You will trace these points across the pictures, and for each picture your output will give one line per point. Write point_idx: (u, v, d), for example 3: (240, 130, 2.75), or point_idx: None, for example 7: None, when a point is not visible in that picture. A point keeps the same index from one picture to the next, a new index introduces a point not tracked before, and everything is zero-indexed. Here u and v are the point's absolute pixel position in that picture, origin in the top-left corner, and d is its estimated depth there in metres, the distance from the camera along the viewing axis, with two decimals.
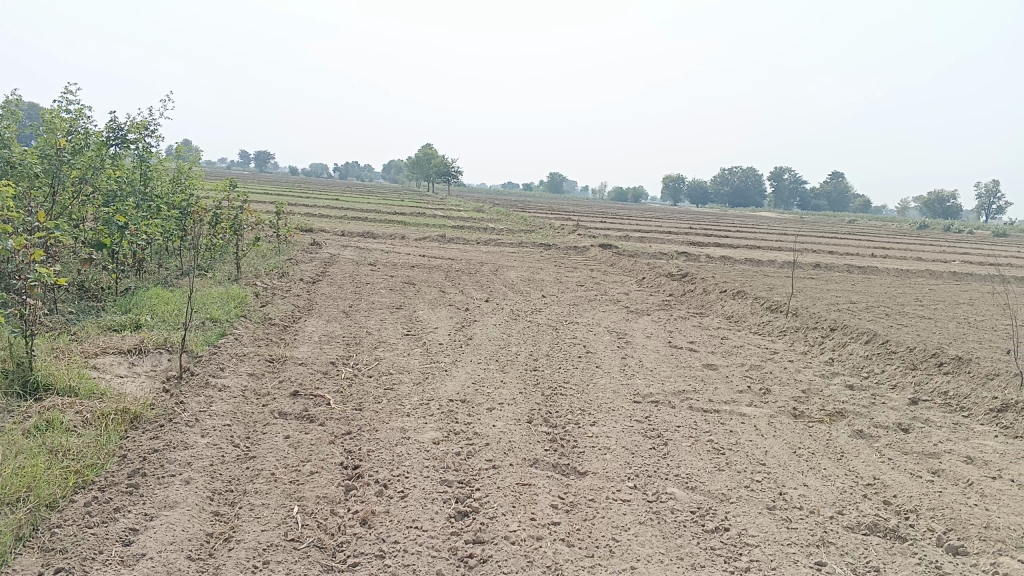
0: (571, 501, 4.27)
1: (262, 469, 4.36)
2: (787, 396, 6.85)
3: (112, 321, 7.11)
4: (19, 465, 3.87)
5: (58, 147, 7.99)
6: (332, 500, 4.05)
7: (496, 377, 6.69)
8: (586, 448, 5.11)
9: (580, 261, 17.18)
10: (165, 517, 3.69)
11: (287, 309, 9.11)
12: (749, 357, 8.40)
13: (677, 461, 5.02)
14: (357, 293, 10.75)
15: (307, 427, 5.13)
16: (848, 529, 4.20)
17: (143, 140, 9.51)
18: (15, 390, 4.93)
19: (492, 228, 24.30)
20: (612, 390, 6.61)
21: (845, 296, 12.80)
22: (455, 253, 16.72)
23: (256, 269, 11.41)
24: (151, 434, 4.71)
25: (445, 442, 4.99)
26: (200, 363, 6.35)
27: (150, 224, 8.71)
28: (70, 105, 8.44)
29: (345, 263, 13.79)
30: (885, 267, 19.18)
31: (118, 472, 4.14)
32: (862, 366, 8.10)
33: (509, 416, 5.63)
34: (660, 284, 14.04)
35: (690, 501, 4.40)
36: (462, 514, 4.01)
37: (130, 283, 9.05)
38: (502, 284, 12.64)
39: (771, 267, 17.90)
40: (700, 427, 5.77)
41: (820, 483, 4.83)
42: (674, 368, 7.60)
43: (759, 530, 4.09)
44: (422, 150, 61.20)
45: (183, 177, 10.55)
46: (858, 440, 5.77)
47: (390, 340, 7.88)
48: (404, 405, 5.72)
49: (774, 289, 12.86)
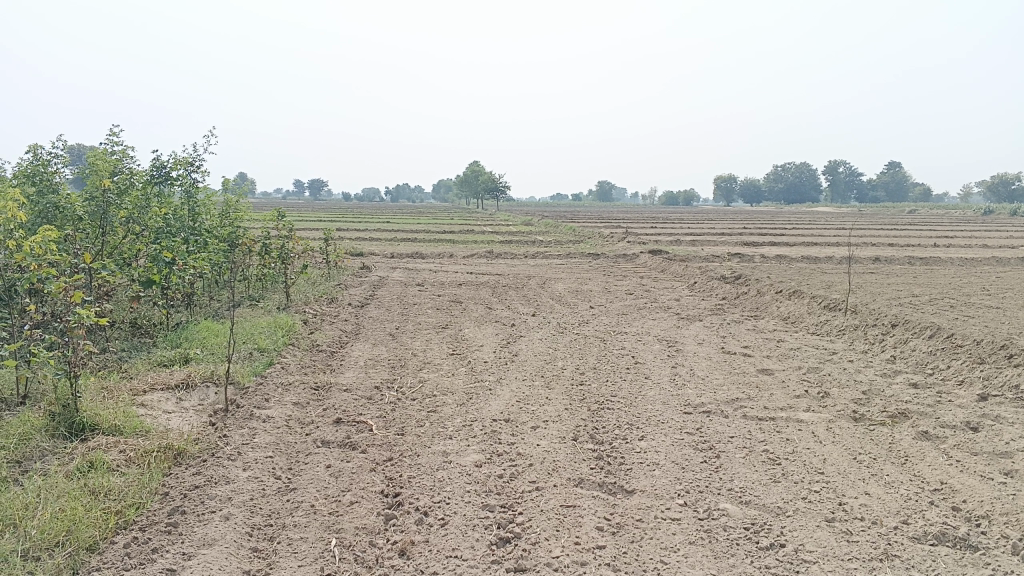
0: (618, 522, 4.11)
1: (302, 502, 4.30)
2: (847, 399, 6.57)
3: (162, 357, 7.18)
4: (59, 508, 3.88)
5: (104, 188, 8.07)
6: (371, 531, 3.97)
7: (542, 394, 6.56)
8: (634, 465, 4.95)
9: (630, 270, 16.94)
10: (203, 556, 3.65)
11: (335, 334, 9.12)
12: (806, 360, 8.10)
13: (730, 473, 4.82)
14: (405, 314, 10.75)
15: (349, 455, 5.07)
16: (914, 540, 3.96)
17: (188, 176, 9.66)
18: (61, 432, 4.98)
19: (540, 241, 24.24)
20: (662, 401, 6.42)
21: (907, 289, 12.37)
22: (503, 268, 16.65)
23: (306, 297, 11.48)
24: (194, 470, 4.71)
25: (488, 464, 4.89)
26: (246, 394, 6.36)
27: (198, 257, 8.82)
28: (114, 146, 8.64)
29: (393, 285, 13.86)
30: (947, 256, 18.51)
31: (159, 510, 4.13)
32: (926, 363, 7.76)
33: (554, 434, 5.50)
34: (712, 287, 13.76)
35: (744, 517, 4.20)
36: (503, 540, 3.88)
37: (181, 317, 9.20)
38: (549, 297, 12.52)
39: (828, 264, 17.41)
40: (754, 437, 5.55)
41: (883, 490, 4.58)
42: (727, 376, 7.36)
43: (817, 545, 3.88)
44: (470, 168, 61.78)
45: (231, 211, 10.68)
46: (923, 442, 5.48)
47: (435, 361, 7.81)
48: (447, 427, 5.63)
49: (833, 287, 12.47)
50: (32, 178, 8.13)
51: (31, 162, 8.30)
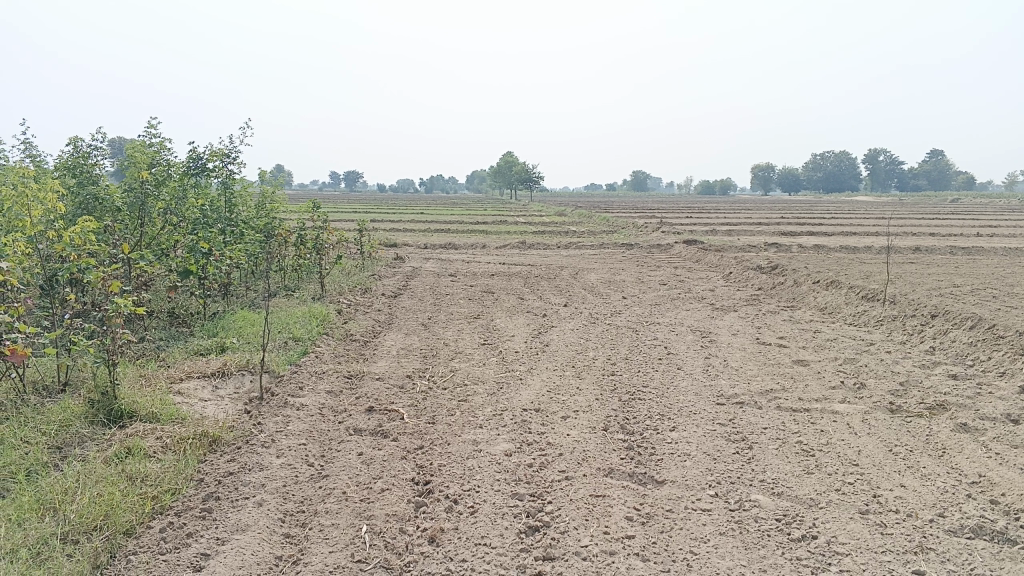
0: (647, 512, 4.09)
1: (334, 488, 4.35)
2: (883, 391, 6.47)
3: (199, 345, 7.29)
4: (97, 493, 3.96)
5: (143, 179, 8.18)
6: (401, 518, 4.00)
7: (573, 384, 6.55)
8: (665, 455, 4.92)
9: (664, 260, 16.82)
10: (236, 541, 3.70)
11: (368, 324, 9.18)
12: (843, 351, 7.99)
13: (763, 465, 4.77)
14: (437, 304, 10.78)
15: (380, 443, 5.11)
16: (950, 533, 3.89)
17: (224, 168, 9.76)
18: (100, 419, 5.08)
19: (573, 231, 24.16)
20: (694, 392, 6.37)
21: (947, 279, 12.13)
22: (536, 259, 16.62)
23: (340, 287, 11.57)
24: (228, 456, 4.78)
25: (517, 453, 4.90)
26: (281, 383, 6.44)
27: (234, 248, 8.91)
28: (153, 138, 8.76)
29: (426, 275, 13.91)
30: (991, 246, 18.08)
31: (194, 496, 4.21)
32: (966, 354, 7.61)
33: (585, 424, 5.49)
34: (748, 277, 13.62)
35: (776, 508, 4.16)
36: (532, 529, 3.89)
37: (218, 307, 9.33)
38: (582, 287, 12.49)
39: (867, 254, 17.13)
40: (788, 428, 5.49)
41: (919, 483, 4.51)
42: (761, 367, 7.28)
43: (851, 537, 3.82)
44: (503, 159, 61.77)
45: (267, 202, 10.80)
46: (962, 434, 5.38)
47: (466, 351, 7.83)
48: (477, 416, 5.65)
49: (871, 277, 12.26)
50: (73, 170, 8.21)
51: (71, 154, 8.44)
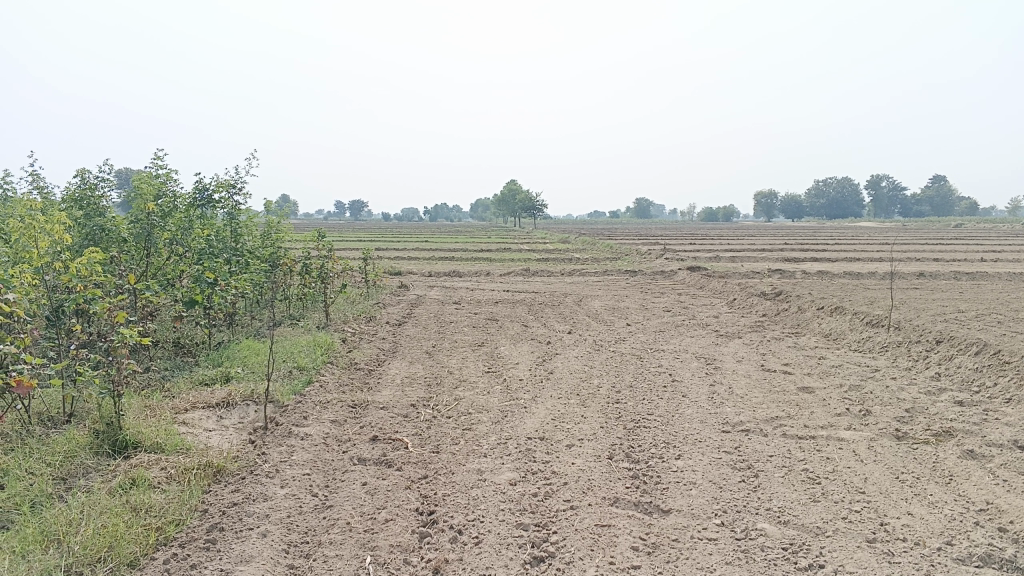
0: (653, 542, 4.07)
1: (339, 519, 4.34)
2: (889, 417, 6.45)
3: (204, 375, 7.31)
4: (101, 524, 3.96)
5: (149, 211, 8.23)
6: (405, 549, 3.99)
7: (578, 412, 6.54)
8: (670, 484, 4.90)
9: (667, 286, 16.86)
10: (240, 572, 3.69)
11: (372, 353, 9.19)
12: (848, 377, 7.97)
13: (769, 493, 4.75)
14: (442, 333, 10.79)
15: (385, 473, 5.10)
16: (958, 561, 3.86)
17: (230, 198, 9.83)
18: (104, 450, 5.09)
19: (577, 258, 24.24)
20: (699, 420, 6.35)
21: (952, 305, 12.11)
22: (540, 286, 16.65)
23: (345, 316, 11.60)
24: (233, 487, 4.78)
25: (522, 482, 4.89)
26: (285, 412, 6.44)
27: (239, 278, 8.96)
28: (159, 169, 8.84)
29: (431, 303, 13.95)
30: (995, 271, 18.08)
31: (198, 527, 4.20)
32: (972, 380, 7.58)
33: (589, 453, 5.48)
34: (752, 304, 13.62)
35: (782, 537, 4.14)
36: (537, 559, 3.88)
37: (223, 337, 9.35)
38: (586, 314, 12.50)
39: (871, 280, 17.12)
40: (794, 456, 5.47)
41: (926, 510, 4.48)
42: (766, 394, 7.27)
43: (858, 566, 3.80)
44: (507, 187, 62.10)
45: (273, 232, 10.86)
46: (968, 461, 5.36)
47: (471, 379, 7.84)
48: (482, 445, 5.64)
49: (875, 303, 12.26)
50: (79, 202, 8.29)
51: (79, 185, 8.51)
